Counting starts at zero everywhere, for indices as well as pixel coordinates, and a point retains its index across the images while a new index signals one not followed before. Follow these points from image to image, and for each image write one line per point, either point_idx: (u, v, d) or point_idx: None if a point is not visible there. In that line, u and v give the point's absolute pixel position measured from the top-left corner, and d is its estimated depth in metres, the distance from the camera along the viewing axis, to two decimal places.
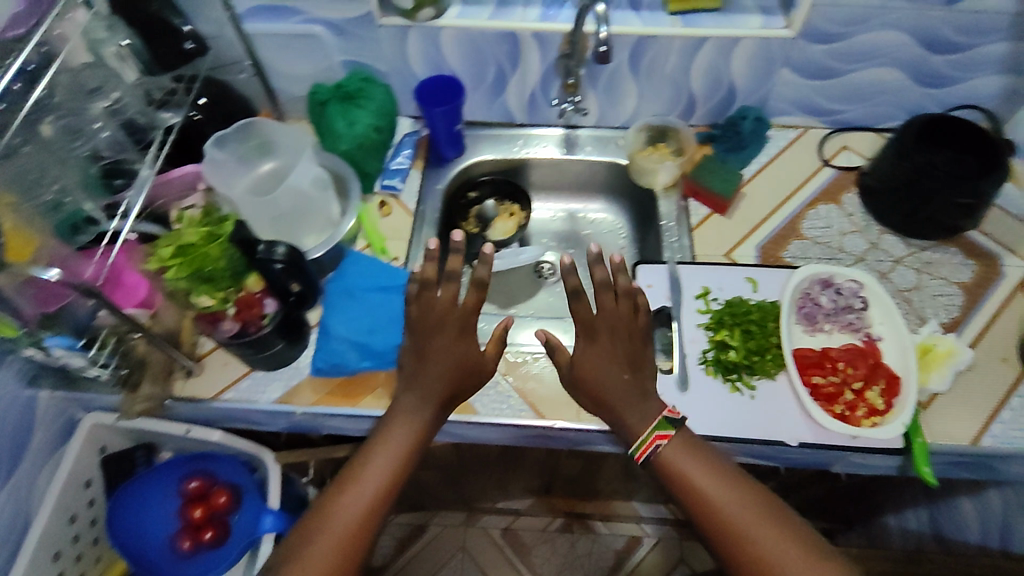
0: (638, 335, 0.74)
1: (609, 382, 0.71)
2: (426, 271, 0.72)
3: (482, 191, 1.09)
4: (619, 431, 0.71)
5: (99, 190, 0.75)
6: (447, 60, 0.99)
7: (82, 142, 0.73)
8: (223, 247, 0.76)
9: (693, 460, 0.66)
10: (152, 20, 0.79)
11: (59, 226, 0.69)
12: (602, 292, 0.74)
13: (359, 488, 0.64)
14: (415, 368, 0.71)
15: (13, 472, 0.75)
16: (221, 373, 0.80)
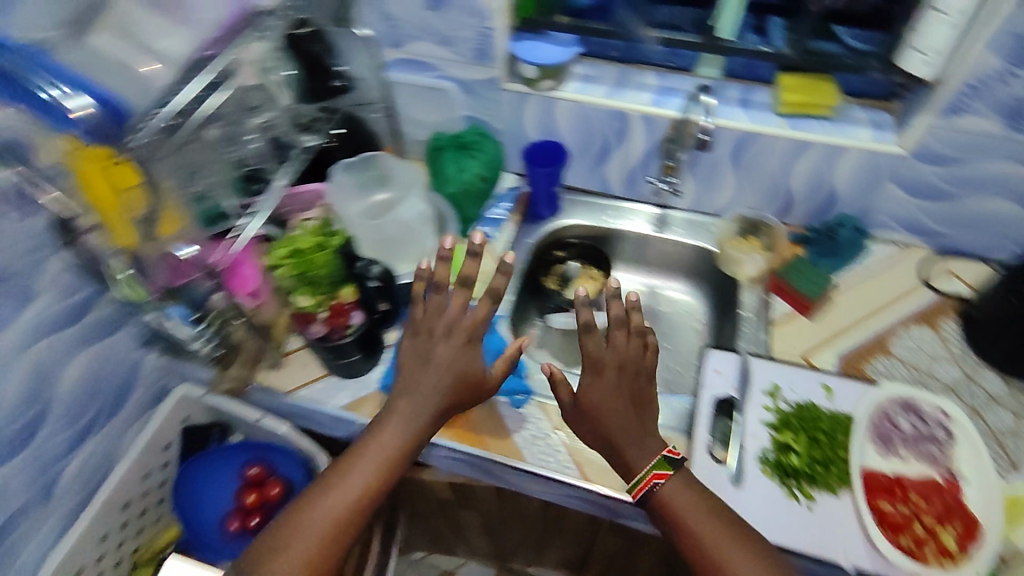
0: (643, 373, 0.75)
1: (616, 420, 0.72)
2: (436, 271, 0.74)
3: (569, 252, 1.13)
4: (618, 465, 0.72)
5: (238, 190, 0.85)
6: (558, 128, 1.06)
7: (234, 149, 0.82)
8: (329, 258, 0.83)
9: (694, 506, 0.68)
10: (314, 62, 0.91)
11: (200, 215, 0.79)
12: (614, 328, 0.76)
13: (342, 487, 0.69)
14: (416, 371, 0.74)
15: (113, 417, 0.85)
16: (300, 373, 0.87)
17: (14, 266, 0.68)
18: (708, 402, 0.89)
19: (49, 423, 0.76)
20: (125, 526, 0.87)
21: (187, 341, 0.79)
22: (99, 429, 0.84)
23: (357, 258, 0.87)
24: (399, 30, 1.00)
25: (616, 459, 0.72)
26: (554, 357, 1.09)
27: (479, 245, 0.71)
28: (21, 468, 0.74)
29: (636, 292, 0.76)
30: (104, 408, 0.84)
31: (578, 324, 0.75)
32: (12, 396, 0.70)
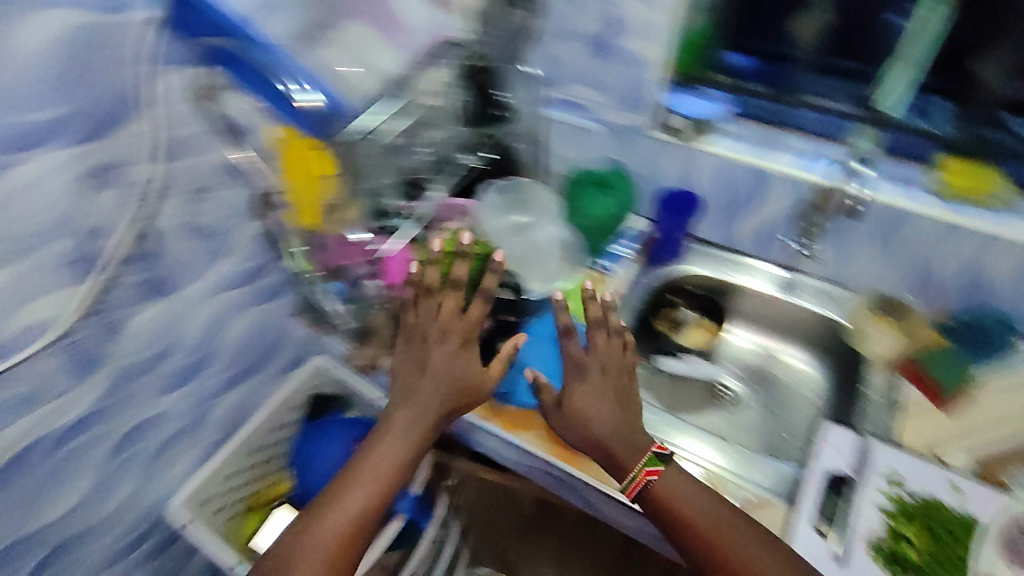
0: (626, 371, 0.84)
1: (602, 418, 0.79)
2: (427, 275, 0.82)
3: (684, 299, 1.14)
4: (609, 466, 0.78)
5: (399, 194, 0.90)
6: (696, 178, 1.08)
7: (402, 156, 0.88)
8: (472, 262, 0.89)
9: (687, 493, 0.74)
10: (481, 90, 0.96)
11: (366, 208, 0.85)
12: (597, 330, 0.85)
13: (346, 503, 0.74)
14: (413, 382, 0.80)
15: (263, 367, 1.00)
16: None
17: (219, 230, 0.82)
18: (819, 474, 0.85)
19: (212, 366, 0.90)
20: (254, 467, 0.99)
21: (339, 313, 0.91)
22: (251, 378, 0.99)
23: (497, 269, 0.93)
24: (559, 69, 1.06)
25: (608, 459, 0.78)
26: (657, 399, 1.09)
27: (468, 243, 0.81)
28: (181, 400, 0.88)
29: (611, 297, 0.86)
30: (255, 361, 0.98)
31: (559, 328, 0.84)
32: (191, 338, 0.84)
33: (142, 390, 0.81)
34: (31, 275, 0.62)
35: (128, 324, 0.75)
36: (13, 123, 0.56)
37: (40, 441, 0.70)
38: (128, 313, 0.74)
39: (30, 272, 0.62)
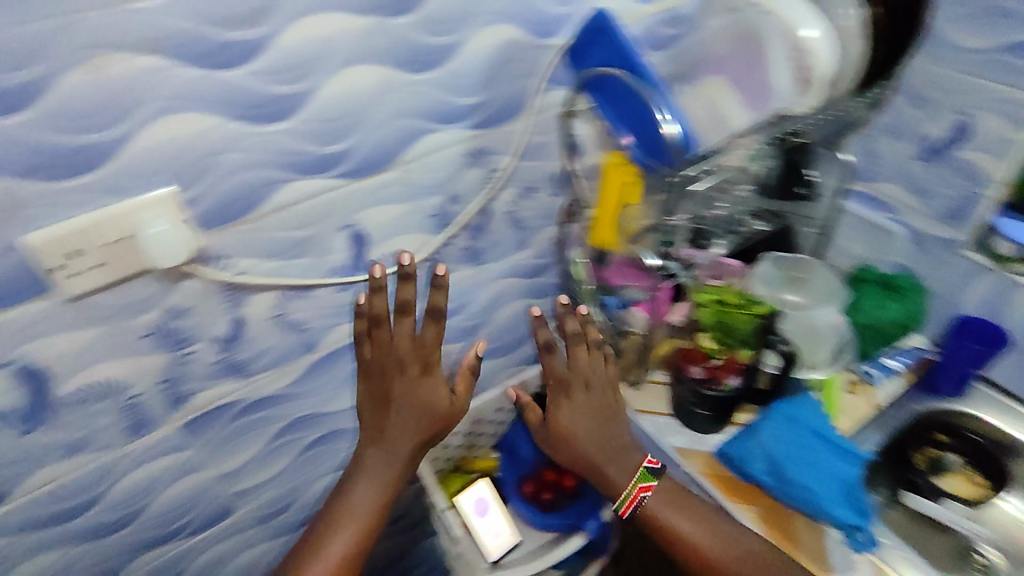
0: (612, 386, 0.86)
1: (588, 439, 0.83)
2: (375, 307, 0.73)
3: (953, 441, 0.97)
4: (604, 485, 0.83)
5: (685, 239, 0.91)
6: (1007, 314, 0.97)
7: (703, 207, 0.88)
8: (747, 319, 0.90)
9: (674, 510, 0.81)
10: (794, 166, 0.96)
11: (653, 241, 0.88)
12: (576, 348, 0.84)
13: (327, 552, 0.77)
14: (380, 422, 0.79)
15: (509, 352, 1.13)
16: (651, 402, 0.99)
17: (532, 226, 0.96)
18: None
19: (479, 336, 1.05)
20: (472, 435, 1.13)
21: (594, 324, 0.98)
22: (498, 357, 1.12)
23: (771, 333, 0.92)
24: (876, 166, 1.06)
25: (596, 475, 0.83)
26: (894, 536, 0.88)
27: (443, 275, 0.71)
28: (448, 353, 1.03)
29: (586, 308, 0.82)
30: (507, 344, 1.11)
31: (540, 344, 0.83)
32: (475, 306, 0.99)
33: None
34: (411, 215, 0.79)
35: (445, 276, 0.91)
36: (449, 101, 0.73)
37: None
38: (449, 268, 0.90)
39: (411, 212, 0.79)
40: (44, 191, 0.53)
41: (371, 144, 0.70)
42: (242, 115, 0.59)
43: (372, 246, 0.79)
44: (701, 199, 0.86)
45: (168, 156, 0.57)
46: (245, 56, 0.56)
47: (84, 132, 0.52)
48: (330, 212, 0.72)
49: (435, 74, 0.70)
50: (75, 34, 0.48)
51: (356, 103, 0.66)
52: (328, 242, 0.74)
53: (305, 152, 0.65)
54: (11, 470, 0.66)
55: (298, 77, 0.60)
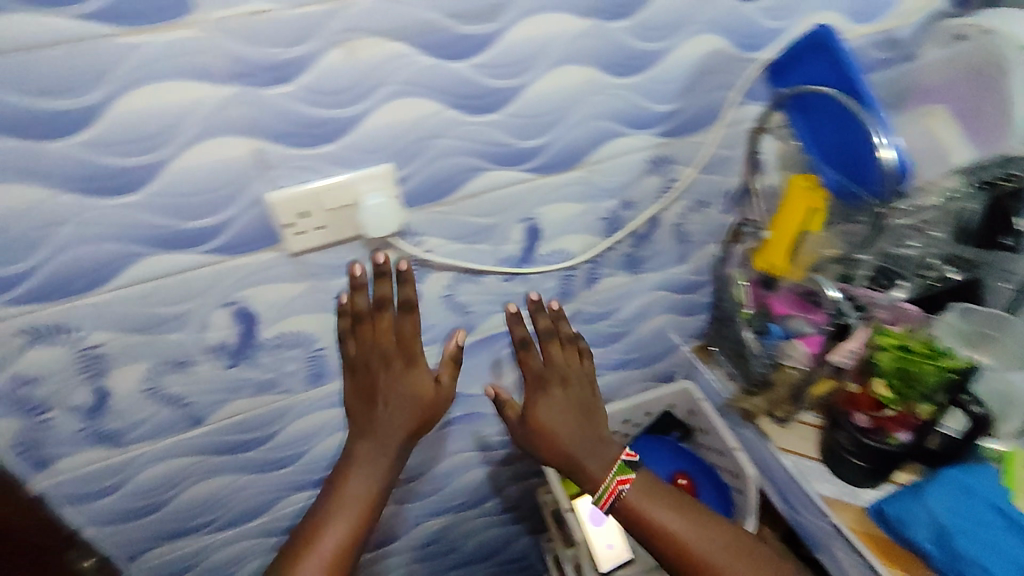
0: (587, 382, 0.88)
1: (566, 432, 0.84)
2: (356, 305, 0.71)
3: None
4: (583, 479, 0.83)
5: (868, 277, 0.82)
6: None
7: (895, 245, 0.79)
8: (938, 372, 0.76)
9: (653, 499, 0.80)
10: (1008, 203, 0.75)
11: (831, 271, 0.84)
12: (548, 343, 0.87)
13: (322, 546, 0.74)
14: (368, 414, 0.78)
15: (644, 365, 1.12)
16: (798, 442, 0.95)
17: (695, 241, 0.94)
18: None
19: (620, 344, 1.04)
20: None
21: (750, 349, 0.96)
22: (632, 369, 1.11)
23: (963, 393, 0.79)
24: None
25: (576, 470, 0.84)
26: None
27: (404, 268, 0.69)
28: None
29: (556, 303, 0.86)
30: (644, 357, 1.10)
31: (515, 341, 0.85)
32: (623, 313, 0.99)
33: (577, 335, 0.97)
34: (584, 216, 0.80)
35: (603, 280, 0.91)
36: (645, 107, 0.73)
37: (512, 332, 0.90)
38: (607, 272, 0.90)
39: (585, 213, 0.80)
40: (291, 155, 0.59)
41: (566, 142, 0.71)
42: (460, 105, 0.62)
43: (543, 242, 0.81)
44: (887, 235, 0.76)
45: (391, 135, 0.62)
46: (475, 48, 0.59)
47: (330, 106, 0.57)
48: (514, 204, 0.74)
49: (638, 79, 0.70)
50: (341, 17, 0.53)
51: (561, 101, 0.67)
52: (506, 232, 0.76)
53: (506, 144, 0.68)
54: (212, 399, 0.73)
55: (517, 72, 0.63)
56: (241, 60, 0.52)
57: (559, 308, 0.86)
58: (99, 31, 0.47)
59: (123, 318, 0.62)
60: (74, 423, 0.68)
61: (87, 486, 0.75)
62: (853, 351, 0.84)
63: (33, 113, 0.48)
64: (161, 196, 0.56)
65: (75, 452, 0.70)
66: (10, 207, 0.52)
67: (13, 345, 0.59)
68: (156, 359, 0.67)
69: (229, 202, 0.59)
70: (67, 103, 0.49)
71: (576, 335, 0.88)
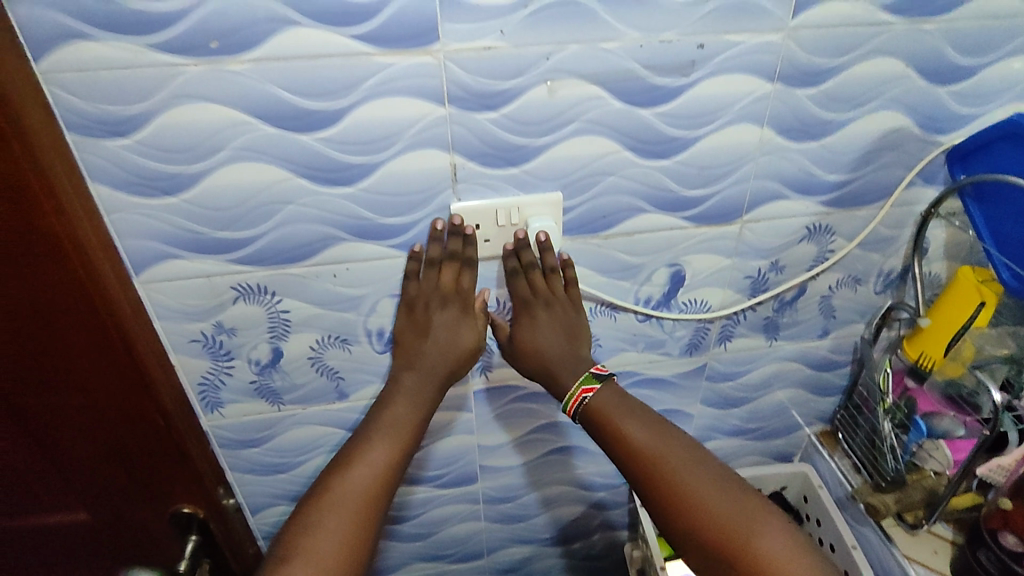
0: (576, 303, 0.74)
1: (552, 354, 0.74)
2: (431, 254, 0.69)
3: None
4: (553, 389, 0.75)
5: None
6: None
7: None
8: None
9: (624, 410, 0.70)
10: None
11: (996, 372, 0.78)
12: (531, 275, 0.71)
13: (370, 460, 0.66)
14: (415, 347, 0.73)
15: (761, 438, 1.08)
16: (930, 556, 0.87)
17: (839, 317, 0.92)
18: None
19: (740, 409, 1.01)
20: None
21: (886, 439, 0.89)
22: (748, 439, 1.07)
23: None
24: None
25: (552, 382, 0.75)
26: None
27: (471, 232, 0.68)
28: (706, 415, 1.01)
29: (543, 235, 0.68)
30: (763, 429, 1.06)
31: (504, 270, 0.73)
32: (750, 378, 0.97)
33: (698, 391, 0.96)
34: (730, 271, 0.81)
35: (735, 339, 0.90)
36: (813, 173, 0.74)
37: (636, 375, 0.91)
38: (741, 332, 0.90)
39: (731, 268, 0.81)
40: (481, 173, 0.66)
41: (728, 196, 0.74)
42: (636, 148, 0.67)
43: (684, 289, 0.82)
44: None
45: (569, 166, 0.67)
46: (664, 99, 0.65)
47: (525, 135, 0.64)
48: (664, 247, 0.77)
49: (811, 145, 0.72)
50: (553, 58, 0.60)
51: (732, 156, 0.70)
52: (652, 274, 0.79)
53: (671, 191, 0.72)
54: (360, 379, 0.81)
55: (698, 124, 0.67)
56: (462, 85, 0.60)
57: (546, 238, 0.68)
58: (364, 49, 0.57)
59: (312, 291, 0.71)
60: (249, 374, 0.77)
61: (240, 434, 0.83)
62: (1007, 468, 0.79)
63: (298, 109, 0.59)
64: (370, 192, 0.65)
65: (242, 400, 0.80)
66: (256, 180, 0.62)
67: (225, 297, 0.70)
68: (326, 332, 0.75)
69: (423, 205, 0.67)
70: (321, 104, 0.59)
71: (566, 262, 0.72)
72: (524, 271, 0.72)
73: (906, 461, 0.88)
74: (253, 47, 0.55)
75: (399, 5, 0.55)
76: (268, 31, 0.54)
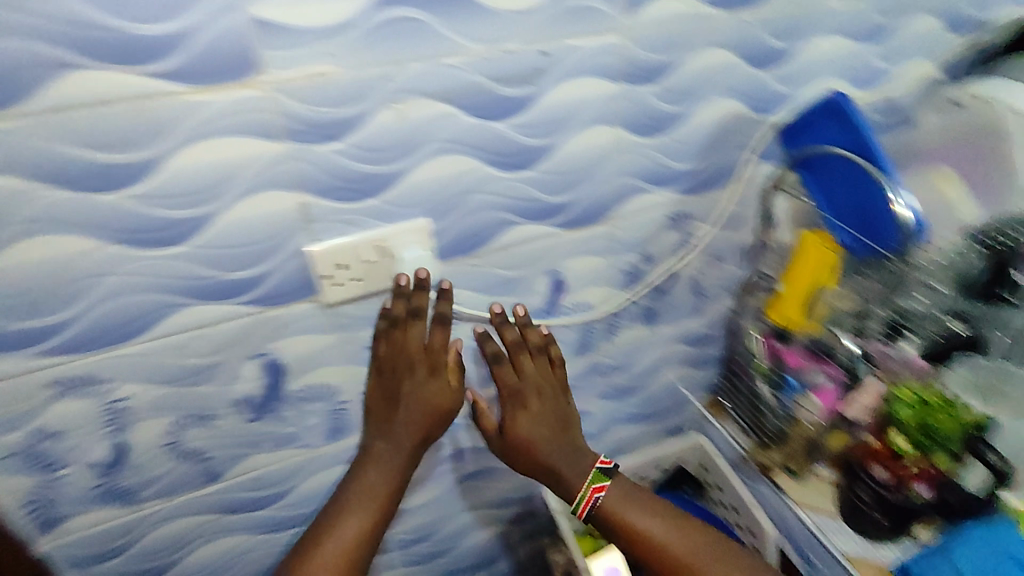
0: (559, 387, 0.81)
1: (548, 446, 0.79)
2: (395, 311, 0.68)
3: None
4: (561, 489, 0.79)
5: (876, 331, 0.83)
6: None
7: (884, 305, 0.81)
8: (954, 424, 0.79)
9: (644, 512, 0.78)
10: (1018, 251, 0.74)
11: (844, 324, 0.85)
12: (519, 358, 0.79)
13: (343, 532, 0.71)
14: (386, 411, 0.73)
15: (657, 418, 1.11)
16: (817, 499, 0.94)
17: (708, 294, 0.96)
18: None
19: (634, 397, 1.03)
20: None
21: (767, 398, 0.96)
22: (646, 422, 1.10)
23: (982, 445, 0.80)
24: None
25: (550, 474, 0.79)
26: None
27: (421, 275, 0.66)
28: (604, 409, 1.02)
29: (523, 309, 0.77)
30: (657, 410, 1.09)
31: (485, 355, 0.79)
32: (638, 367, 0.99)
33: (593, 388, 0.97)
34: (606, 269, 0.82)
35: (620, 332, 0.92)
36: (665, 165, 0.77)
37: None
38: (625, 324, 0.91)
39: (606, 267, 0.82)
40: (335, 210, 0.60)
41: (592, 198, 0.74)
42: (497, 161, 0.65)
43: (566, 294, 0.82)
44: (899, 282, 0.78)
45: (431, 189, 0.64)
46: (518, 110, 0.63)
47: (378, 163, 0.59)
48: (539, 256, 0.75)
49: (661, 139, 0.74)
50: (394, 80, 0.56)
51: (591, 159, 0.71)
52: (531, 284, 0.78)
53: (538, 199, 0.70)
54: (232, 454, 0.71)
55: (552, 131, 0.66)
56: (299, 118, 0.54)
57: (524, 312, 0.77)
58: (169, 89, 0.49)
59: (155, 369, 0.61)
60: (91, 480, 0.65)
61: (94, 547, 0.70)
62: (869, 406, 0.83)
63: (97, 166, 0.49)
64: (209, 251, 0.57)
65: (88, 509, 0.67)
66: (58, 257, 0.52)
67: (41, 397, 0.58)
68: (181, 412, 0.65)
69: (272, 253, 0.59)
70: (125, 157, 0.50)
71: (549, 340, 0.80)
72: (513, 356, 0.79)
73: (784, 416, 0.94)
74: (21, 100, 0.45)
75: (206, 37, 0.48)
76: (37, 79, 0.45)
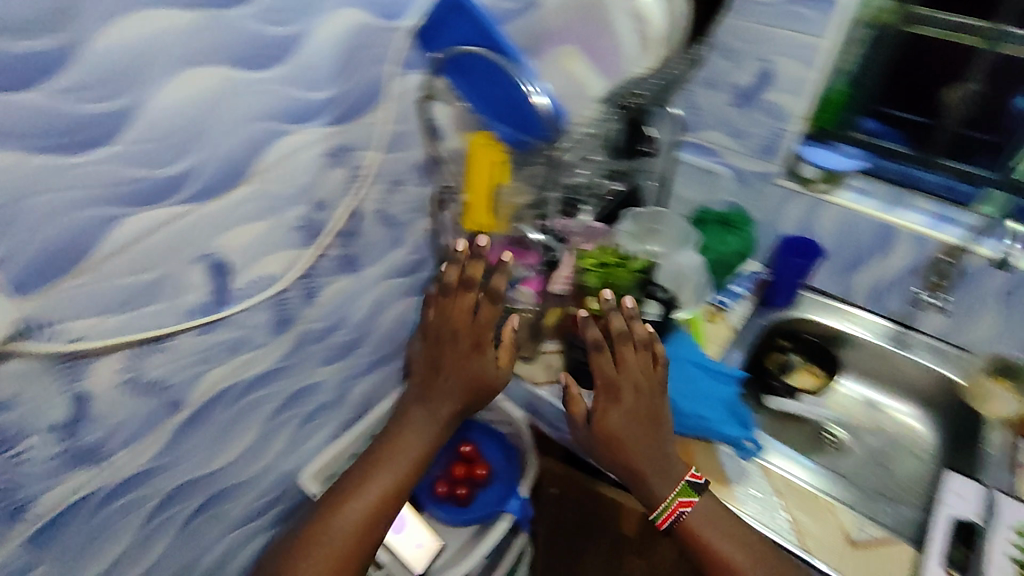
0: (658, 388, 0.82)
1: (634, 443, 0.79)
2: (450, 277, 0.86)
3: (796, 345, 1.13)
4: (645, 495, 0.79)
5: (554, 210, 0.93)
6: (818, 229, 1.10)
7: (553, 186, 0.87)
8: (629, 272, 0.91)
9: (721, 528, 0.75)
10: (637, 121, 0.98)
11: (524, 217, 0.89)
12: (617, 346, 0.83)
13: (369, 491, 0.79)
14: (431, 380, 0.87)
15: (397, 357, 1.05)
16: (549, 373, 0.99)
17: (401, 221, 0.90)
18: (944, 519, 0.83)
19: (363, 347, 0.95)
20: None
21: None
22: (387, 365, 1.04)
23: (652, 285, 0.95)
24: (698, 118, 1.14)
25: (629, 471, 0.79)
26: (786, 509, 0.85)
27: (482, 243, 0.83)
28: (334, 375, 0.92)
29: (631, 301, 0.83)
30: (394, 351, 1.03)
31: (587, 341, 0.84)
32: (356, 317, 0.90)
33: (314, 359, 0.86)
34: (274, 232, 0.69)
35: (322, 292, 0.80)
36: (298, 98, 0.65)
37: (233, 387, 0.75)
38: (323, 282, 0.80)
39: (274, 229, 0.69)
40: None
41: (217, 158, 0.60)
42: (50, 145, 0.48)
43: (233, 275, 0.67)
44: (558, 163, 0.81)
45: None
46: (48, 69, 0.46)
47: None
48: (178, 244, 0.60)
49: (282, 69, 0.62)
50: None
51: (194, 113, 0.56)
52: (180, 281, 0.62)
53: (140, 179, 0.54)
54: None
55: (120, 90, 0.50)
56: None
57: (631, 305, 0.83)
58: None
59: None
60: None
61: None
62: (565, 278, 0.93)
63: None
64: None
65: None
66: None
67: None
68: None
69: None
70: None
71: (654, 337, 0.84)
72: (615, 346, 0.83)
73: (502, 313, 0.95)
74: None
75: None
76: None
